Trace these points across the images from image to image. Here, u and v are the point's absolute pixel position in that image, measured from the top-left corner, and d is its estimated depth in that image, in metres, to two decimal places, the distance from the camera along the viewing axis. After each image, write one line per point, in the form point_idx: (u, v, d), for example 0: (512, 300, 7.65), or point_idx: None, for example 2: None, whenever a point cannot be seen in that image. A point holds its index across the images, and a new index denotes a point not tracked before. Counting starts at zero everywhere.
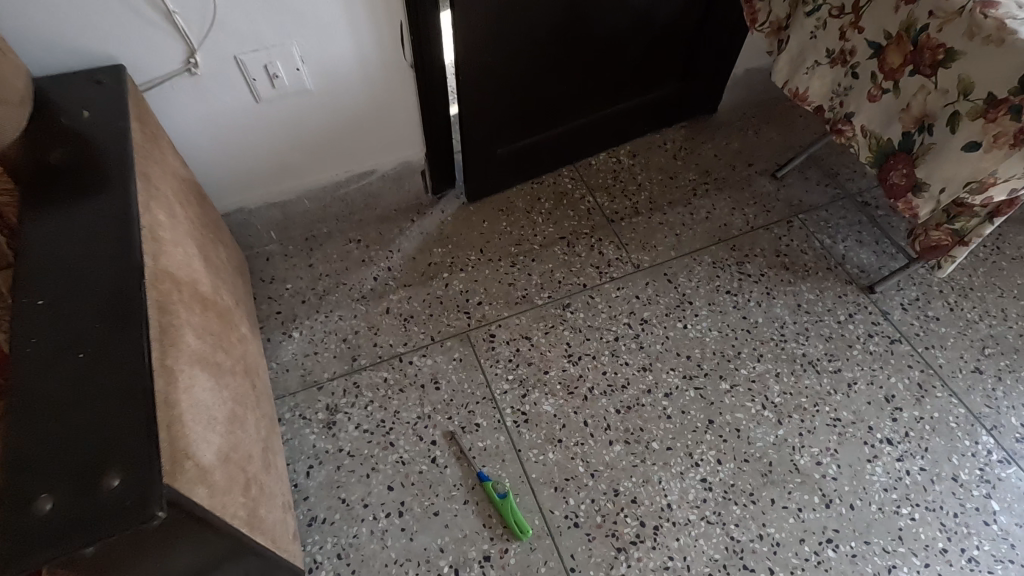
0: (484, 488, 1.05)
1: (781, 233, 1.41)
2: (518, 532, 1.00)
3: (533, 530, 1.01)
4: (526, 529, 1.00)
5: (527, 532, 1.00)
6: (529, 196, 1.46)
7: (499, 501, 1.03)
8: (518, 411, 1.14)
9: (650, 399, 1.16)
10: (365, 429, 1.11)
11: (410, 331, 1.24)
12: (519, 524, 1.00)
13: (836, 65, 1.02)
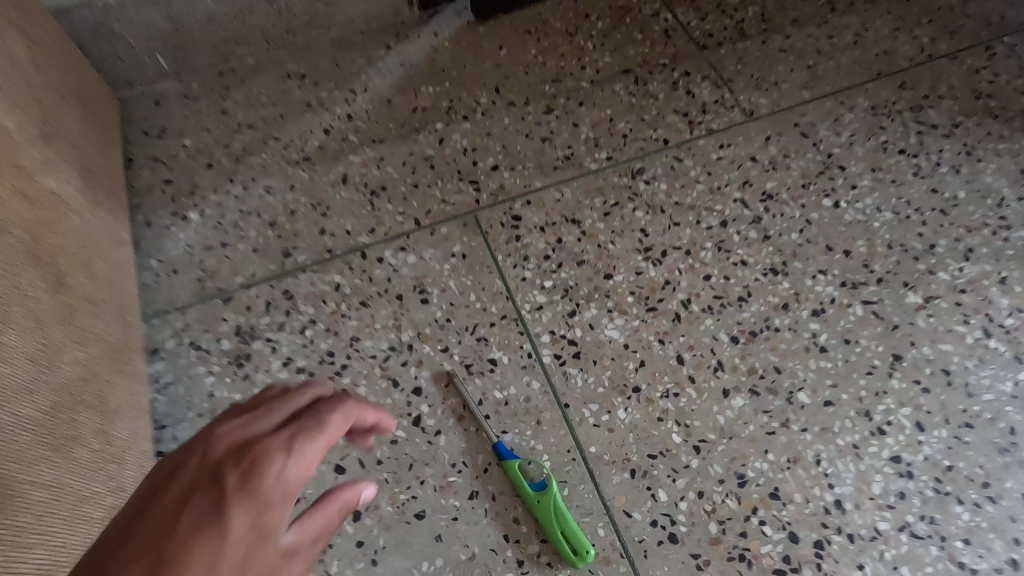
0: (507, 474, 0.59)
1: (977, 65, 0.88)
2: (573, 553, 0.55)
3: (593, 555, 0.55)
4: (586, 550, 0.55)
5: (589, 554, 0.55)
6: (572, 12, 0.93)
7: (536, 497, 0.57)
8: (563, 340, 0.66)
9: (788, 321, 0.68)
10: (299, 368, 0.65)
11: (381, 212, 0.75)
12: (574, 540, 0.55)
13: None
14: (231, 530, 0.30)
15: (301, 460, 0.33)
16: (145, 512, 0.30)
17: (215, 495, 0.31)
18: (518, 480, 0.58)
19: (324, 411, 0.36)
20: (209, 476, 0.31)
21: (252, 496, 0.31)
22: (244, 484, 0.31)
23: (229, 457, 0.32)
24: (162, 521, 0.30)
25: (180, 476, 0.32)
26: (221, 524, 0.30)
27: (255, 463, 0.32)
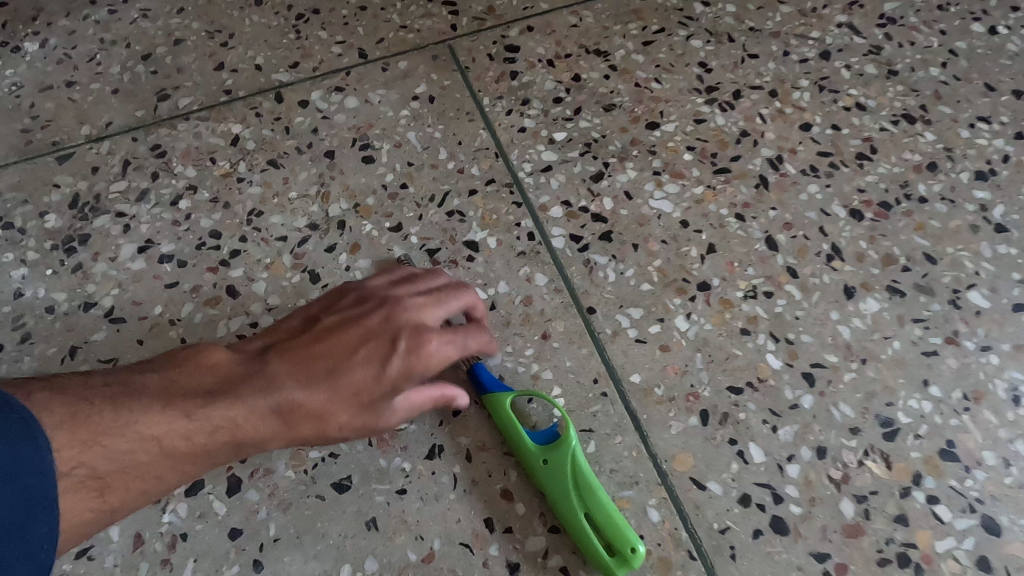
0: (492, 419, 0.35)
1: None
2: (608, 554, 0.31)
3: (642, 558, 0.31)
4: (631, 547, 0.31)
5: (639, 554, 0.31)
6: None
7: (542, 456, 0.33)
8: (583, 217, 0.42)
9: (939, 187, 0.43)
10: (162, 256, 0.41)
11: (309, 41, 0.50)
12: (609, 530, 0.31)
13: None
14: (378, 395, 0.32)
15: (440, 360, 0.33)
16: (329, 351, 0.32)
17: (380, 363, 0.32)
18: (512, 429, 0.34)
19: (472, 337, 0.35)
20: (379, 345, 0.32)
21: (402, 382, 0.32)
22: (396, 371, 0.32)
23: (391, 340, 0.33)
24: (339, 359, 0.32)
25: (362, 324, 0.33)
26: (371, 394, 0.32)
27: (416, 353, 0.33)
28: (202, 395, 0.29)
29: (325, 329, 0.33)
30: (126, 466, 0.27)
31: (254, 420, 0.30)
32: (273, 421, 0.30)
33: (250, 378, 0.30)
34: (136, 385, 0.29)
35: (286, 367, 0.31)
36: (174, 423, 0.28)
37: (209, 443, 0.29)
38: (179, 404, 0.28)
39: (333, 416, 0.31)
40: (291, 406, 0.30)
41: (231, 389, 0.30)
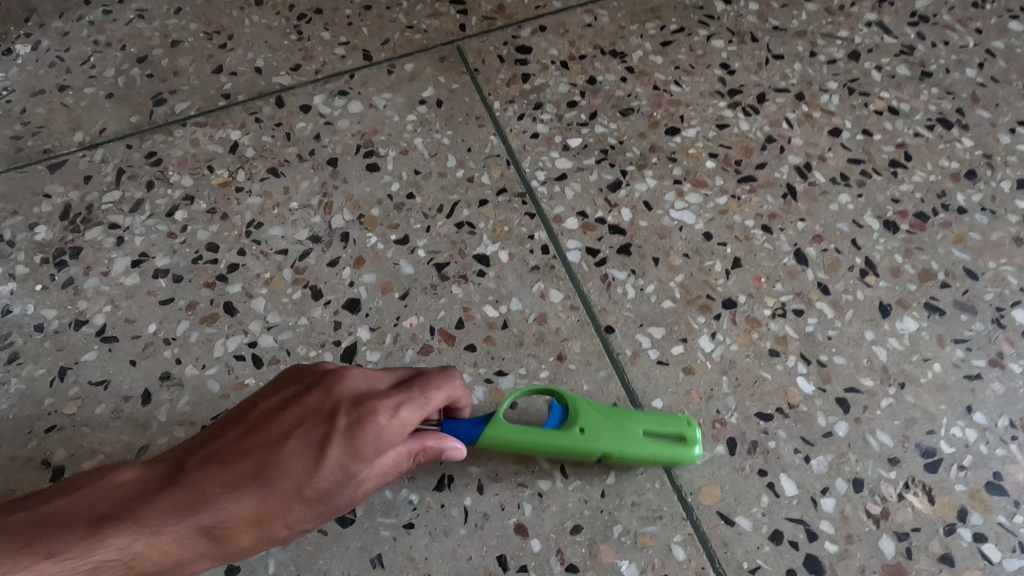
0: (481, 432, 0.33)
1: None
2: (676, 444, 0.32)
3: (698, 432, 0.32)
4: (684, 425, 0.32)
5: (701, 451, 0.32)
6: None
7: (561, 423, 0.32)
8: (599, 228, 0.40)
9: (979, 196, 0.40)
10: (156, 270, 0.39)
11: (311, 42, 0.48)
12: (677, 450, 0.31)
13: None
14: (328, 489, 0.28)
15: (396, 431, 0.28)
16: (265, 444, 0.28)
17: (324, 455, 0.28)
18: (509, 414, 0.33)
19: (433, 391, 0.30)
20: (320, 431, 0.28)
21: (352, 467, 0.28)
22: (345, 459, 0.28)
23: (333, 423, 0.28)
24: (280, 454, 0.28)
25: (300, 410, 0.29)
26: (314, 488, 0.28)
27: (360, 428, 0.28)
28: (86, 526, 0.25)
29: (259, 422, 0.29)
30: None
31: (178, 541, 0.26)
32: (201, 534, 0.27)
33: (157, 496, 0.27)
34: (32, 518, 0.25)
35: (204, 472, 0.27)
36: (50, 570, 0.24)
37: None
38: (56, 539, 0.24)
39: (275, 517, 0.27)
40: (225, 517, 0.27)
41: (137, 508, 0.26)
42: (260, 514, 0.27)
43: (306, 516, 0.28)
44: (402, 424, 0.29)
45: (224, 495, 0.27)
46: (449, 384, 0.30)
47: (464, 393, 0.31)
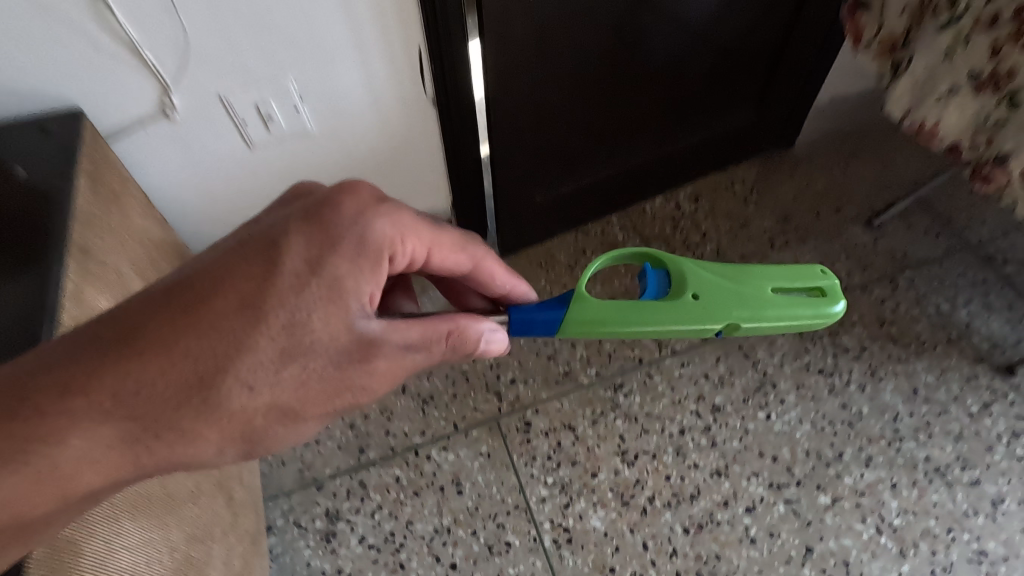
0: (607, 327, 0.62)
1: (885, 295, 1.15)
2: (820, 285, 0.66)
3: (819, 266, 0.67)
4: (817, 267, 0.67)
5: (843, 300, 0.66)
6: (573, 249, 1.25)
7: (686, 297, 0.63)
8: (560, 527, 0.93)
9: (728, 517, 0.93)
10: (372, 544, 0.93)
11: (428, 416, 1.03)
12: (816, 283, 0.66)
13: (982, 90, 0.77)
14: (304, 309, 0.47)
15: (358, 237, 0.50)
16: (223, 266, 0.46)
17: (265, 262, 0.47)
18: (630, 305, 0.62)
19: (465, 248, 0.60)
20: (267, 249, 0.47)
21: (331, 284, 0.48)
22: (293, 263, 0.48)
23: (268, 250, 0.48)
24: (226, 272, 0.46)
25: (243, 250, 0.47)
26: (278, 312, 0.47)
27: (322, 208, 0.50)
28: (167, 326, 0.44)
29: (207, 263, 0.47)
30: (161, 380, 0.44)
31: (185, 358, 0.44)
32: (181, 375, 0.44)
33: (200, 297, 0.45)
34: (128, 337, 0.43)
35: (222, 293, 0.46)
36: (179, 363, 0.44)
37: (134, 373, 0.43)
38: (172, 326, 0.44)
39: (256, 329, 0.46)
40: (239, 291, 0.46)
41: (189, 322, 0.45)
42: (235, 316, 0.45)
43: (292, 353, 0.47)
44: (371, 238, 0.51)
45: (196, 314, 0.45)
46: (444, 230, 0.58)
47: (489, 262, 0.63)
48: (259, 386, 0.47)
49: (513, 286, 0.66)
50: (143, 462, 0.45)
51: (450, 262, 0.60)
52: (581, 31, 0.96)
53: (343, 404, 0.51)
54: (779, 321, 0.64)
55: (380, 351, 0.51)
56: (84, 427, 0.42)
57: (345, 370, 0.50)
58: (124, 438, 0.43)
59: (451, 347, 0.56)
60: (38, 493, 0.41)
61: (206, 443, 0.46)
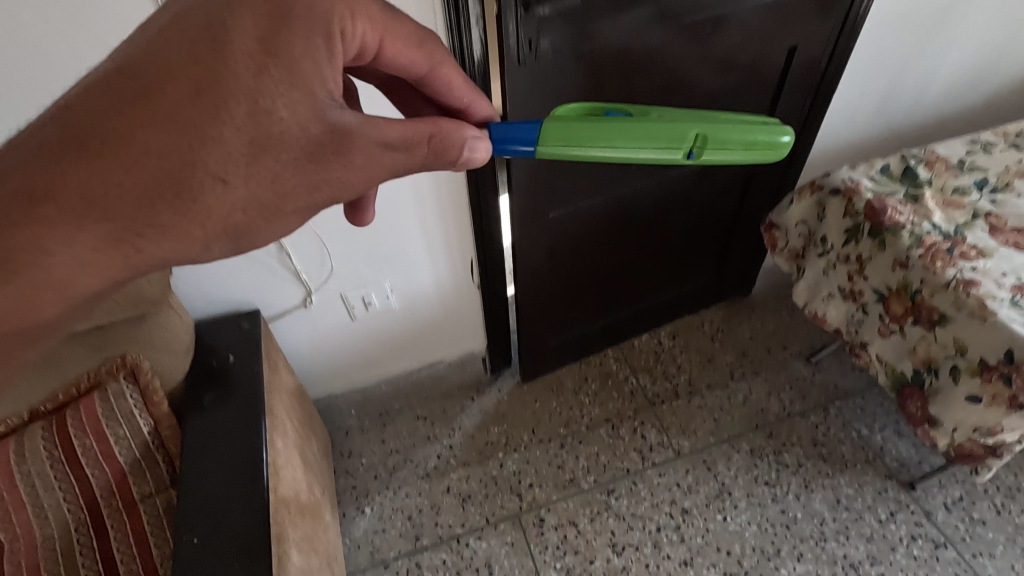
0: (578, 147, 0.67)
1: (819, 420, 1.49)
2: (774, 142, 0.68)
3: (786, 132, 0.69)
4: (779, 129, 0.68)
5: (791, 136, 0.69)
6: (577, 376, 1.62)
7: (650, 117, 0.68)
8: None
9: None
10: None
11: (467, 513, 1.37)
12: (770, 128, 0.68)
13: (847, 299, 1.14)
14: (278, 54, 0.54)
15: (308, 7, 0.56)
16: (165, 58, 0.53)
17: (213, 50, 0.53)
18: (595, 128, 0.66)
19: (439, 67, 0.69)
20: (215, 20, 0.53)
21: (297, 83, 0.54)
22: (248, 38, 0.53)
23: (218, 21, 0.53)
24: (172, 70, 0.52)
25: (184, 36, 0.53)
26: (240, 102, 0.53)
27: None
28: (145, 102, 0.52)
29: (154, 49, 0.53)
30: (133, 135, 0.51)
31: (149, 154, 0.51)
32: (157, 152, 0.52)
33: (164, 83, 0.52)
34: (109, 149, 0.51)
35: (169, 93, 0.52)
36: (150, 174, 0.52)
37: (103, 172, 0.51)
38: (140, 107, 0.52)
39: (222, 142, 0.52)
40: (199, 71, 0.52)
41: (159, 94, 0.52)
42: (188, 103, 0.52)
43: (256, 146, 0.53)
44: (320, 14, 0.56)
45: (149, 99, 0.52)
46: (402, 23, 0.65)
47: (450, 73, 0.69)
48: (234, 179, 0.53)
49: (473, 99, 0.73)
50: (134, 259, 0.54)
51: (405, 61, 0.67)
52: (588, 242, 1.34)
53: (321, 199, 0.57)
54: (739, 146, 0.67)
55: (357, 143, 0.55)
56: (75, 230, 0.51)
57: (321, 158, 0.54)
58: (111, 236, 0.52)
59: (432, 155, 0.59)
60: (43, 301, 0.54)
61: (191, 239, 0.54)
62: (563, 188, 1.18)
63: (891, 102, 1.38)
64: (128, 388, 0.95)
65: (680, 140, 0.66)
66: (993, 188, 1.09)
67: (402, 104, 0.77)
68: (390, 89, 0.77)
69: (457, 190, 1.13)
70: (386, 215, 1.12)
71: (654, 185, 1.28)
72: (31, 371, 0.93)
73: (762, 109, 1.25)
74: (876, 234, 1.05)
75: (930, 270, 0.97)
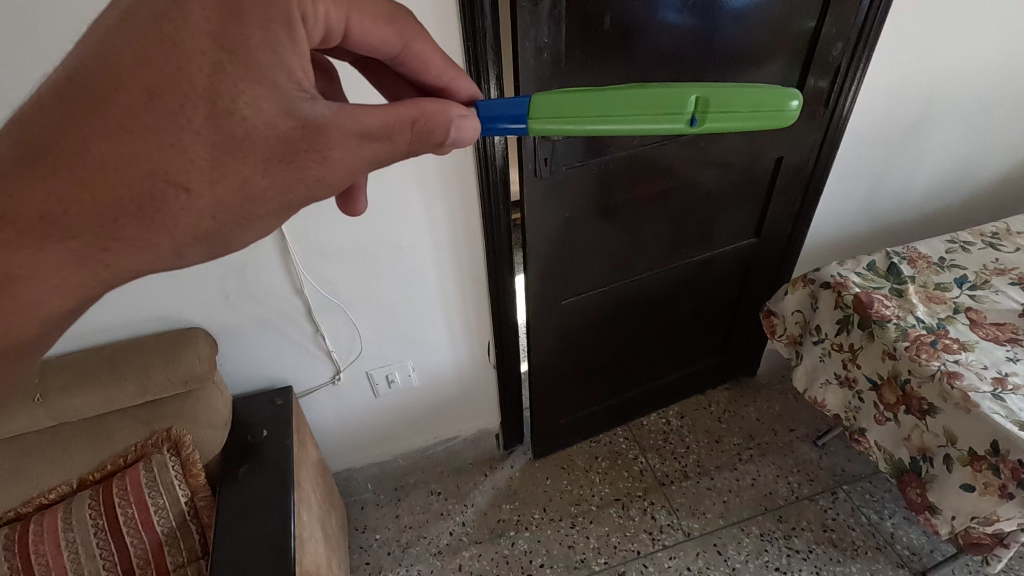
0: (571, 122, 0.59)
1: (827, 504, 1.51)
2: (778, 108, 0.60)
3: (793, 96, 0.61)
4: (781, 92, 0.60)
5: (800, 100, 0.61)
6: (588, 455, 1.67)
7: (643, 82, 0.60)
8: None
9: None
10: None
11: None
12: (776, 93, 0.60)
13: (844, 386, 1.21)
14: (235, 43, 0.47)
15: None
16: (113, 58, 0.46)
17: (164, 49, 0.46)
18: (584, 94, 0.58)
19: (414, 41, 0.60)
20: (164, 14, 0.46)
21: (260, 76, 0.47)
22: (198, 33, 0.46)
23: (168, 15, 0.46)
24: (122, 70, 0.46)
25: (131, 31, 0.46)
26: (199, 103, 0.46)
27: None
28: (92, 110, 0.45)
29: (97, 49, 0.46)
30: (85, 150, 0.45)
31: (107, 169, 0.46)
32: (114, 167, 0.46)
33: (110, 83, 0.46)
34: (56, 162, 0.45)
35: (115, 94, 0.46)
36: (113, 191, 0.46)
37: (59, 191, 0.45)
38: (87, 116, 0.45)
39: (187, 152, 0.47)
40: (149, 72, 0.46)
41: (106, 99, 0.46)
42: (142, 109, 0.46)
43: (226, 154, 0.48)
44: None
45: (100, 108, 0.45)
46: None
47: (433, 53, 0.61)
48: (199, 187, 0.48)
49: (454, 78, 0.63)
50: (104, 277, 0.49)
51: (375, 41, 0.58)
52: (597, 327, 1.43)
53: (300, 200, 0.52)
54: (743, 110, 0.59)
55: (332, 136, 0.49)
56: (37, 252, 0.46)
57: (294, 156, 0.49)
58: (76, 255, 0.47)
59: (418, 138, 0.53)
60: (14, 323, 0.47)
61: (162, 250, 0.49)
62: (574, 279, 1.29)
63: (874, 202, 1.50)
64: (171, 460, 1.03)
65: (681, 107, 0.57)
66: (972, 285, 1.19)
67: (379, 85, 0.66)
68: (365, 65, 0.66)
69: (477, 278, 1.24)
70: (413, 302, 1.23)
71: (659, 274, 1.39)
72: (86, 442, 1.02)
73: (755, 209, 1.38)
74: (865, 325, 1.13)
75: (916, 362, 1.04)
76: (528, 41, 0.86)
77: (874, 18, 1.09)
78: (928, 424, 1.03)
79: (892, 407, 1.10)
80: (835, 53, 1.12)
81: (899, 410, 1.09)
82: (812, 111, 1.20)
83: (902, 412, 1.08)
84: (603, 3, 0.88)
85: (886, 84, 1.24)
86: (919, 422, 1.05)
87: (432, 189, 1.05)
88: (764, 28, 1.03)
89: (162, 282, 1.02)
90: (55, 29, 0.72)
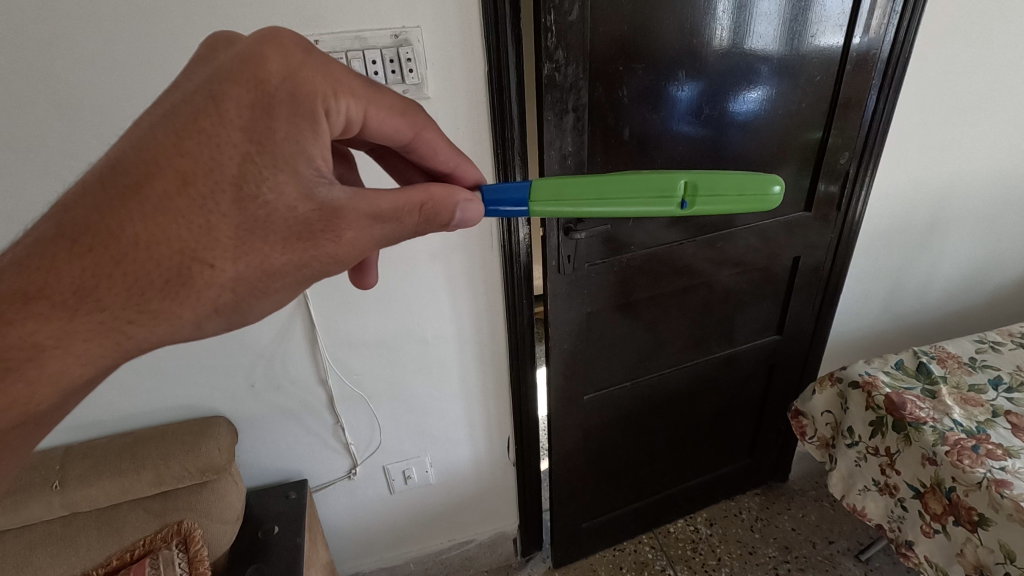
0: (573, 205, 0.63)
1: None
2: (768, 195, 0.64)
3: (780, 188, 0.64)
4: (773, 182, 0.64)
5: (781, 186, 0.64)
6: (611, 564, 1.56)
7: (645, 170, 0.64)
8: None
9: None
10: None
11: None
12: (761, 179, 0.63)
13: (884, 493, 1.15)
14: (265, 139, 0.51)
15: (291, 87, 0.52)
16: (151, 148, 0.49)
17: (199, 141, 0.50)
18: (580, 179, 0.63)
19: (424, 131, 0.63)
20: (199, 107, 0.50)
21: (288, 167, 0.51)
22: (232, 128, 0.50)
23: (203, 108, 0.50)
24: (159, 157, 0.49)
25: (171, 126, 0.50)
26: (227, 189, 0.50)
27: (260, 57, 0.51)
28: (127, 193, 0.48)
29: (140, 139, 0.50)
30: (118, 229, 0.48)
31: (138, 247, 0.48)
32: (145, 247, 0.49)
33: (147, 170, 0.49)
34: (91, 239, 0.48)
35: (151, 179, 0.49)
36: (142, 268, 0.49)
37: (92, 267, 0.48)
38: (123, 199, 0.48)
39: (213, 232, 0.50)
40: (184, 160, 0.49)
41: (142, 184, 0.49)
42: (176, 194, 0.49)
43: (248, 234, 0.51)
44: (304, 94, 0.52)
45: (138, 192, 0.48)
46: (382, 92, 0.59)
47: (439, 139, 0.64)
48: (223, 263, 0.51)
49: (459, 164, 0.67)
50: (126, 346, 0.51)
51: (390, 131, 0.61)
52: (620, 424, 1.40)
53: (312, 274, 0.55)
54: (731, 196, 0.63)
55: (346, 218, 0.54)
56: (63, 324, 0.48)
57: (310, 236, 0.53)
58: (101, 328, 0.49)
59: (425, 220, 0.58)
60: (36, 389, 0.48)
61: (183, 321, 0.52)
62: (595, 373, 1.28)
63: (896, 301, 1.51)
64: (178, 555, 0.97)
65: (671, 191, 0.62)
66: (1008, 386, 1.15)
67: (390, 172, 0.72)
68: (378, 153, 0.72)
69: (498, 370, 1.24)
70: (434, 393, 1.23)
71: (680, 370, 1.37)
72: (95, 533, 0.99)
73: (775, 307, 1.39)
74: (900, 428, 1.09)
75: (959, 468, 0.98)
76: (553, 149, 0.93)
77: (876, 129, 1.16)
78: (983, 537, 0.95)
79: (942, 515, 1.03)
80: (842, 161, 1.18)
81: (949, 520, 1.01)
82: (824, 214, 1.25)
83: (952, 523, 1.01)
84: (620, 117, 0.96)
85: (896, 189, 1.30)
86: (972, 535, 0.97)
87: (459, 284, 1.09)
88: (772, 138, 1.10)
89: (191, 374, 1.05)
90: (112, 127, 0.81)
